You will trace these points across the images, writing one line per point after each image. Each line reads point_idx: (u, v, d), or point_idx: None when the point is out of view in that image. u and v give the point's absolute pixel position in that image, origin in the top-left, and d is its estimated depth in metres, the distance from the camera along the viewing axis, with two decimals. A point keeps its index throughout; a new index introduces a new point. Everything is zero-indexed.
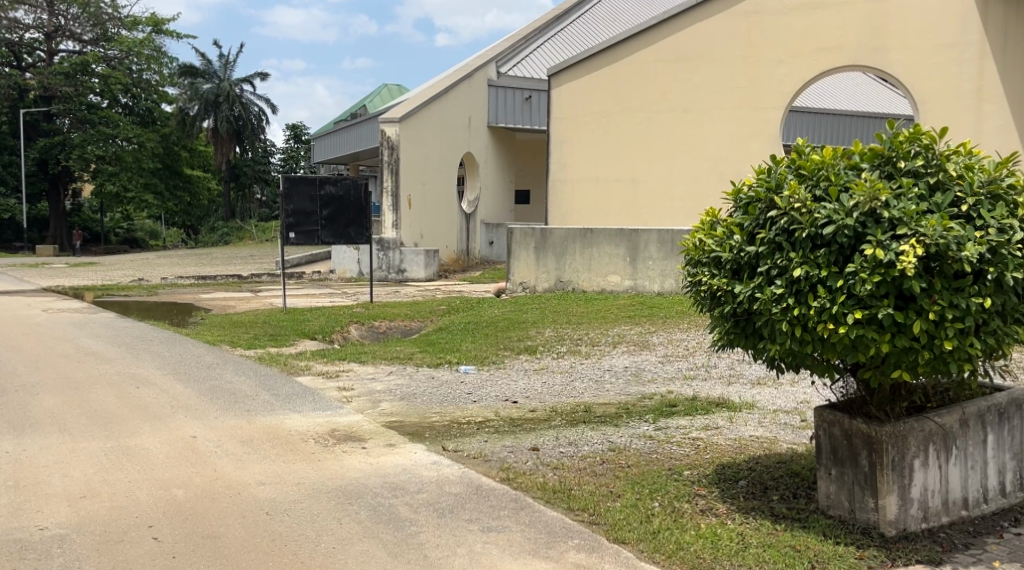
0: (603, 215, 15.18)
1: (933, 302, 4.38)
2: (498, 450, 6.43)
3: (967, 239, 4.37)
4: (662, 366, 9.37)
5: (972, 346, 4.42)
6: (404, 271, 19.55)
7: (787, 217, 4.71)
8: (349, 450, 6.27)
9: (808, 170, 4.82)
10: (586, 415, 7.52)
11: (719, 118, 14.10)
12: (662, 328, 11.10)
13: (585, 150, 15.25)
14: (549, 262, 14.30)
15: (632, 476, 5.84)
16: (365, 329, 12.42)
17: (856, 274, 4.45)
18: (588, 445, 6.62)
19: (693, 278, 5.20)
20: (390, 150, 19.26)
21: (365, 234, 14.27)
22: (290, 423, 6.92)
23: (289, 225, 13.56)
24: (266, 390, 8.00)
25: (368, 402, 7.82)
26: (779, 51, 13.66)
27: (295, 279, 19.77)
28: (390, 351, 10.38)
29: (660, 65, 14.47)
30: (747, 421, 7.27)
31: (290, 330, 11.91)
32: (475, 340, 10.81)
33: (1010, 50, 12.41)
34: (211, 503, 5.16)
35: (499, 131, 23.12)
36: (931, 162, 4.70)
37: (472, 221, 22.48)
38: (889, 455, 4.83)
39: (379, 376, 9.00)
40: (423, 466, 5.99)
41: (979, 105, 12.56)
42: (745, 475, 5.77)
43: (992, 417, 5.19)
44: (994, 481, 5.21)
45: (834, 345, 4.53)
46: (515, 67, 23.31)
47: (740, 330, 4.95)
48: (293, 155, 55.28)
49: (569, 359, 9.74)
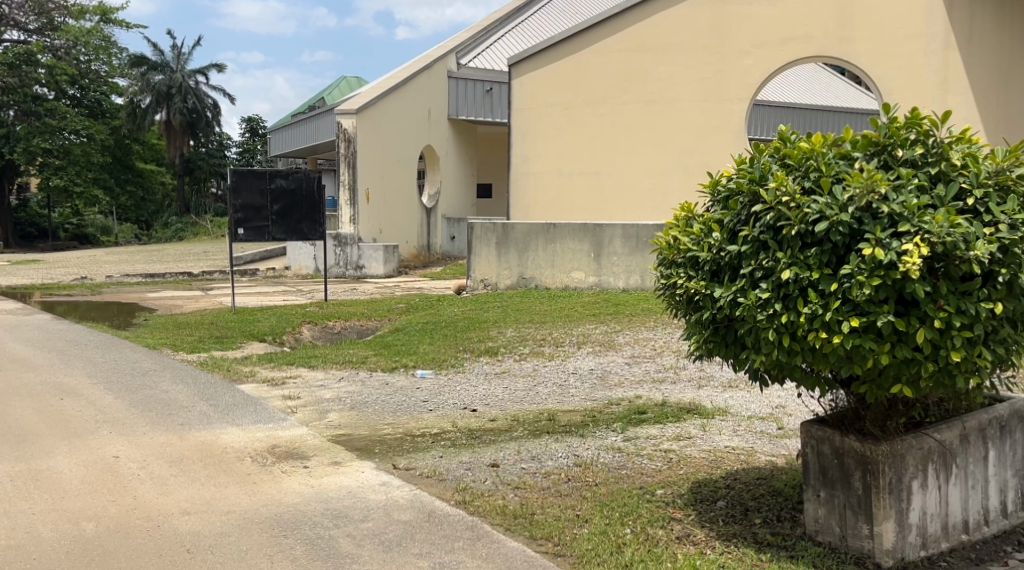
0: (567, 210, 14.60)
1: (938, 308, 3.90)
2: (454, 467, 5.88)
3: (975, 237, 3.89)
4: (630, 368, 8.87)
5: (981, 357, 3.94)
6: (363, 268, 18.72)
7: (773, 212, 4.19)
8: (290, 470, 5.68)
9: (795, 159, 4.30)
10: (550, 424, 7.00)
11: (685, 109, 13.63)
12: (628, 327, 10.60)
13: (549, 142, 14.64)
14: (511, 259, 13.73)
15: (601, 497, 5.30)
16: (318, 330, 11.81)
17: (852, 276, 3.95)
18: (552, 459, 6.09)
19: (667, 280, 4.68)
20: (346, 142, 18.55)
21: (320, 230, 13.45)
22: (226, 438, 6.29)
23: (236, 220, 12.92)
24: (205, 401, 7.35)
25: (315, 413, 7.22)
26: (745, 41, 13.22)
27: (248, 276, 19.01)
28: (342, 355, 9.76)
29: (624, 54, 13.94)
30: (721, 430, 6.78)
31: (237, 332, 11.24)
32: (433, 342, 10.21)
33: (975, 46, 12.28)
34: (124, 540, 4.54)
35: (460, 123, 22.55)
36: (932, 151, 4.19)
37: (433, 215, 21.86)
38: (886, 477, 4.38)
39: (329, 383, 8.38)
40: (370, 487, 5.42)
41: (945, 97, 12.33)
42: (725, 495, 5.28)
43: (993, 431, 4.77)
44: (995, 501, 4.80)
45: (827, 356, 4.05)
46: (475, 59, 22.78)
47: (720, 338, 4.44)
48: (249, 149, 53.86)
49: (532, 362, 9.21)
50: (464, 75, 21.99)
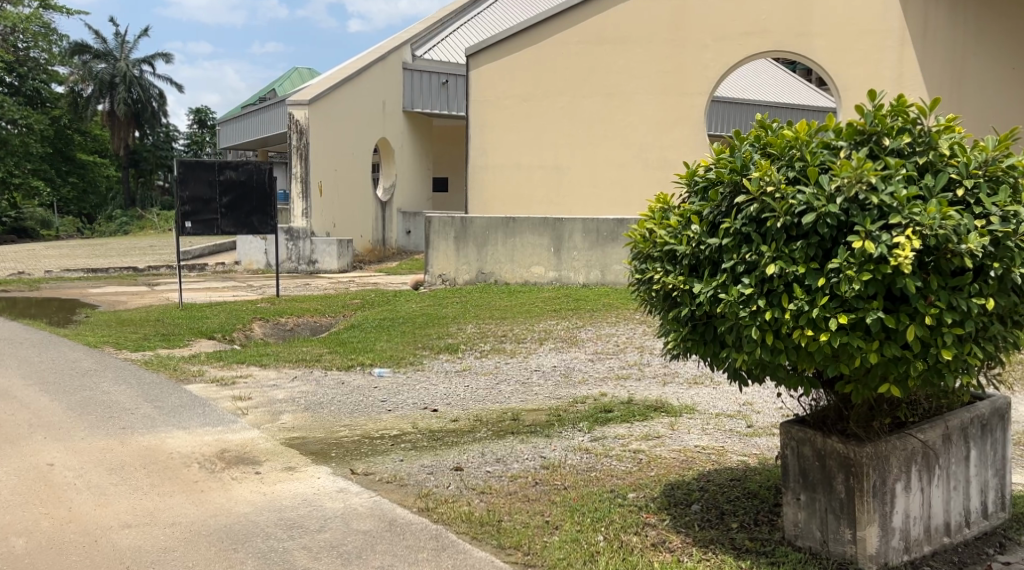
0: (526, 204, 14.32)
1: (929, 304, 3.72)
2: (415, 472, 5.60)
3: (967, 229, 3.72)
4: (593, 364, 8.65)
5: (972, 355, 3.77)
6: (316, 262, 18.41)
7: (756, 203, 3.99)
8: (240, 476, 5.35)
9: (778, 147, 4.11)
10: (514, 424, 6.75)
11: (645, 103, 13.46)
12: (591, 323, 10.38)
13: (508, 135, 14.33)
14: (470, 253, 13.44)
15: (571, 502, 5.07)
16: (271, 327, 11.42)
17: (840, 271, 3.76)
18: (519, 462, 5.84)
19: (643, 274, 4.46)
20: (298, 134, 18.10)
21: (270, 224, 13.08)
22: (172, 442, 5.93)
23: (183, 213, 12.40)
24: (149, 403, 6.95)
25: (267, 414, 6.87)
26: (704, 35, 13.07)
27: (197, 271, 18.46)
28: (296, 353, 9.39)
29: (583, 47, 13.73)
30: (690, 429, 6.58)
31: (184, 329, 10.82)
32: (391, 339, 9.88)
33: (929, 41, 12.26)
34: (56, 558, 4.20)
35: (415, 115, 22.18)
36: (920, 141, 4.00)
37: (388, 209, 21.47)
38: (870, 480, 4.20)
39: (281, 382, 8.03)
40: (327, 495, 5.13)
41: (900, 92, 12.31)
42: (699, 498, 5.07)
43: (974, 431, 4.63)
44: (977, 502, 4.64)
45: (813, 354, 3.86)
46: (431, 51, 22.43)
47: (699, 336, 4.23)
48: (197, 142, 52.51)
49: (493, 359, 8.94)
50: (419, 67, 21.66)
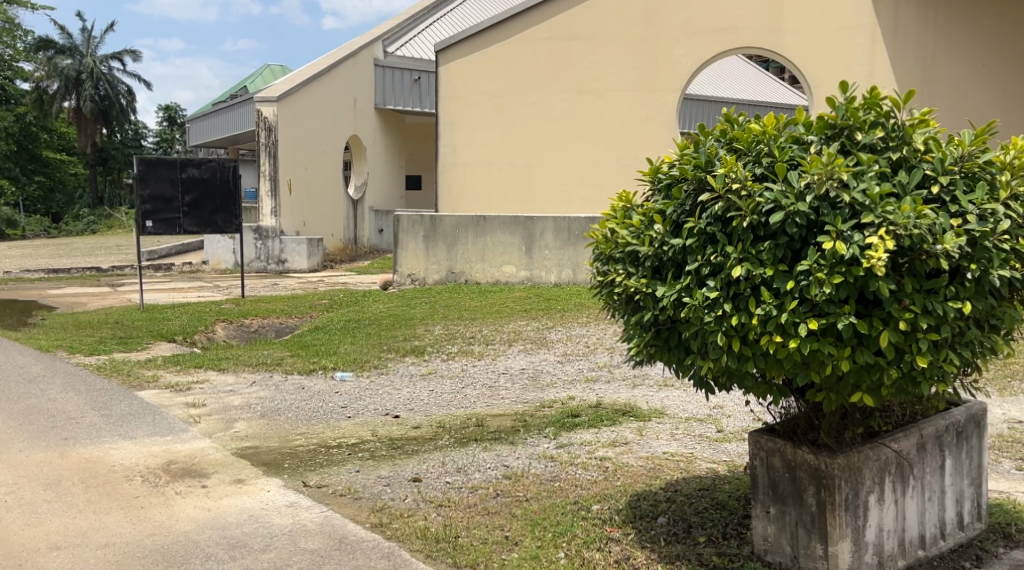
0: (498, 203, 14.01)
1: (903, 308, 3.52)
2: (371, 484, 5.34)
3: (943, 229, 3.50)
4: (562, 366, 8.42)
5: (948, 361, 3.56)
6: (285, 261, 18.00)
7: (721, 201, 3.76)
8: (185, 490, 5.09)
9: (745, 142, 3.89)
10: (478, 431, 6.50)
11: (616, 99, 13.26)
12: (561, 323, 10.16)
13: (478, 132, 13.97)
14: (440, 253, 13.16)
15: (532, 515, 4.84)
16: (234, 329, 11.12)
17: (809, 274, 3.55)
18: (480, 471, 5.60)
19: (604, 276, 4.23)
20: (266, 131, 17.73)
21: (235, 222, 12.77)
22: (116, 454, 5.65)
23: (144, 212, 12.06)
24: (97, 411, 6.65)
25: (220, 422, 6.59)
26: (676, 32, 12.90)
27: (162, 271, 18.06)
28: (256, 356, 9.08)
29: (554, 43, 13.47)
30: (659, 434, 6.36)
31: (143, 331, 10.50)
32: (355, 342, 9.60)
33: (900, 38, 12.17)
34: None
35: (387, 112, 21.87)
36: (894, 135, 3.78)
37: (360, 207, 21.15)
38: (842, 493, 3.99)
39: (239, 388, 7.74)
40: (275, 510, 4.88)
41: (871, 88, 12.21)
42: (665, 510, 4.85)
43: (950, 439, 4.43)
44: (951, 513, 4.45)
45: (782, 362, 3.65)
46: (402, 47, 22.13)
47: (662, 342, 4.01)
48: (167, 139, 51.68)
49: (460, 361, 8.70)
50: (391, 64, 21.37)
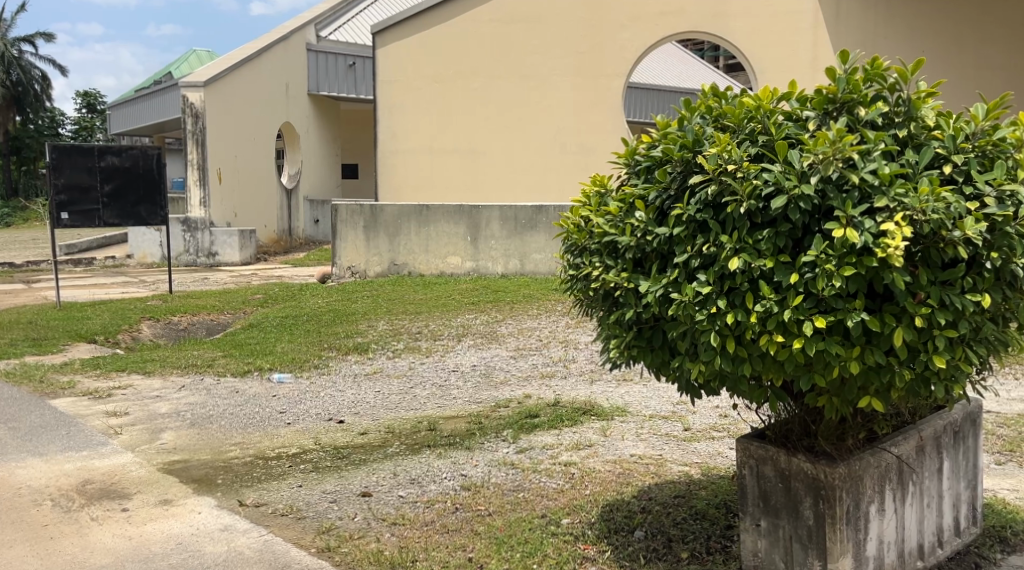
0: (440, 191, 13.47)
1: (919, 303, 3.15)
2: (315, 501, 4.83)
3: (962, 213, 3.14)
4: (515, 362, 7.98)
5: (965, 360, 3.21)
6: (216, 254, 17.04)
7: (713, 185, 3.35)
8: (103, 516, 4.55)
9: (735, 119, 3.50)
10: (431, 436, 6.02)
11: (560, 83, 12.84)
12: (510, 316, 9.72)
13: (417, 117, 13.40)
14: (381, 243, 12.55)
15: (496, 533, 4.40)
16: (161, 327, 10.42)
17: (815, 266, 3.17)
18: (437, 482, 5.12)
19: (578, 269, 3.80)
20: (193, 118, 16.89)
21: (161, 214, 12.02)
22: (23, 475, 5.07)
23: (59, 204, 11.22)
24: (3, 425, 6.02)
25: (145, 434, 5.99)
26: (619, 15, 12.53)
27: (83, 266, 17.11)
28: (185, 357, 8.46)
29: (494, 26, 12.95)
30: (624, 434, 5.96)
31: (61, 332, 9.73)
32: (293, 340, 9.03)
33: (842, 22, 11.94)
34: None
35: (321, 98, 21.13)
36: (899, 110, 3.40)
37: (295, 197, 20.39)
38: (843, 504, 3.63)
39: (166, 393, 7.13)
40: (207, 536, 4.36)
41: (815, 74, 12.03)
42: (642, 522, 4.44)
43: (948, 440, 4.11)
44: (949, 519, 4.12)
45: (783, 365, 3.26)
46: (335, 32, 21.42)
47: (645, 344, 3.59)
48: (86, 127, 49.71)
49: (407, 359, 8.20)
50: (323, 49, 20.62)
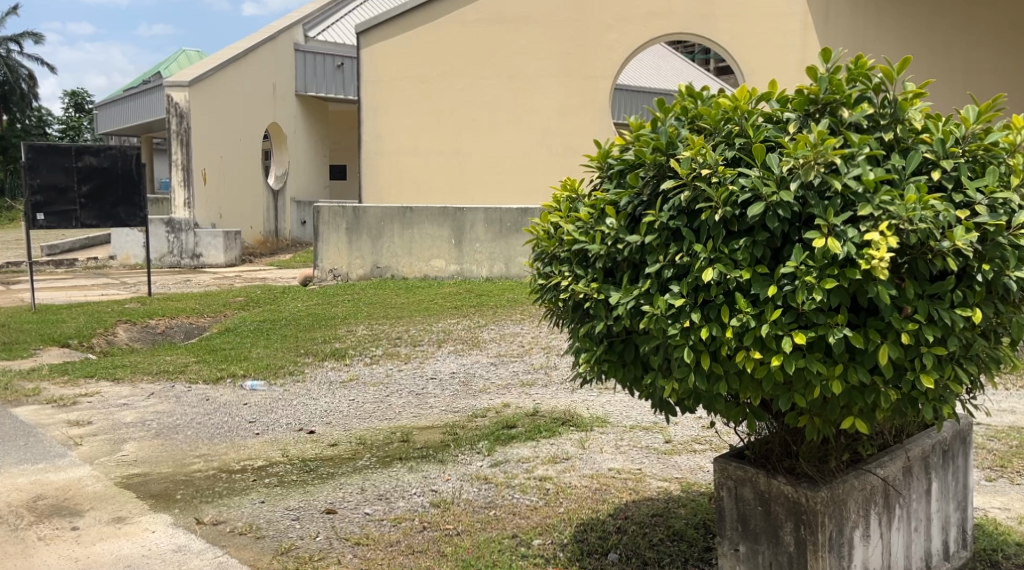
0: (425, 193, 13.25)
1: (906, 318, 2.95)
2: (276, 519, 4.61)
3: (951, 222, 2.94)
4: (495, 369, 7.76)
5: (954, 378, 3.01)
6: (200, 256, 16.79)
7: (687, 191, 3.15)
8: (51, 535, 4.33)
9: (711, 120, 3.29)
10: (404, 448, 5.80)
11: (547, 84, 12.63)
12: (493, 321, 9.50)
13: (402, 118, 13.18)
14: (364, 246, 12.32)
15: (463, 555, 4.18)
16: (136, 331, 10.17)
17: (793, 278, 2.97)
18: (405, 499, 4.90)
19: (547, 278, 3.60)
20: (177, 118, 16.64)
21: (139, 216, 11.76)
22: None
23: (35, 204, 10.97)
24: None
25: (106, 445, 5.76)
26: (606, 16, 12.34)
27: (64, 267, 16.86)
28: (157, 362, 8.24)
29: (480, 26, 12.73)
30: (603, 447, 5.74)
31: (32, 335, 9.49)
32: (270, 345, 8.81)
33: (831, 23, 11.75)
34: None
35: (309, 98, 20.90)
36: (885, 112, 3.20)
37: (281, 198, 20.15)
38: (826, 531, 3.41)
39: (133, 401, 6.90)
40: (158, 557, 4.15)
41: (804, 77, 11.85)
42: (616, 544, 4.23)
43: (936, 460, 3.91)
44: (938, 543, 3.92)
45: (762, 383, 3.05)
46: (323, 31, 21.19)
47: (616, 358, 3.38)
48: (75, 127, 49.33)
49: (385, 366, 7.98)
50: (311, 49, 20.41)
